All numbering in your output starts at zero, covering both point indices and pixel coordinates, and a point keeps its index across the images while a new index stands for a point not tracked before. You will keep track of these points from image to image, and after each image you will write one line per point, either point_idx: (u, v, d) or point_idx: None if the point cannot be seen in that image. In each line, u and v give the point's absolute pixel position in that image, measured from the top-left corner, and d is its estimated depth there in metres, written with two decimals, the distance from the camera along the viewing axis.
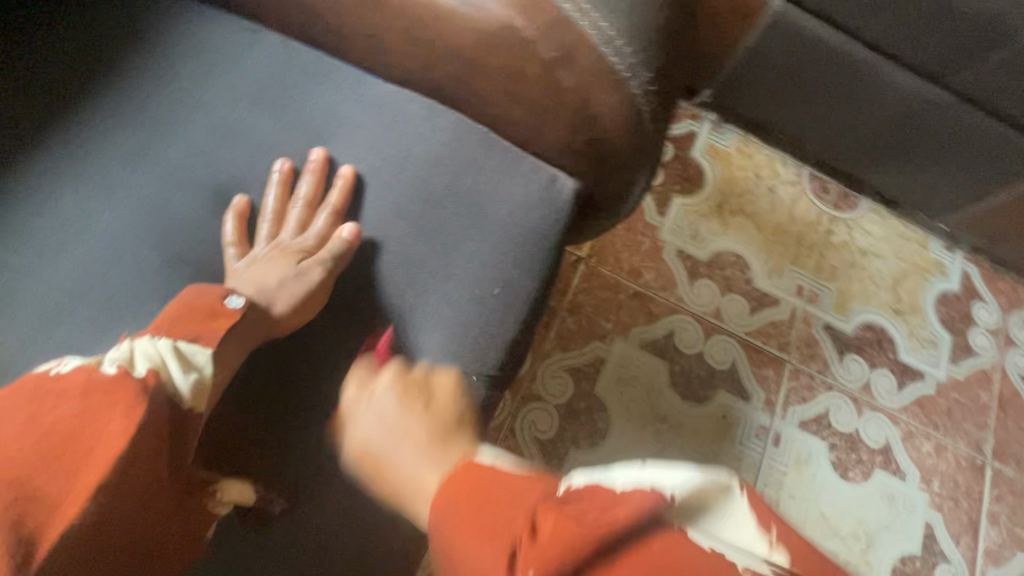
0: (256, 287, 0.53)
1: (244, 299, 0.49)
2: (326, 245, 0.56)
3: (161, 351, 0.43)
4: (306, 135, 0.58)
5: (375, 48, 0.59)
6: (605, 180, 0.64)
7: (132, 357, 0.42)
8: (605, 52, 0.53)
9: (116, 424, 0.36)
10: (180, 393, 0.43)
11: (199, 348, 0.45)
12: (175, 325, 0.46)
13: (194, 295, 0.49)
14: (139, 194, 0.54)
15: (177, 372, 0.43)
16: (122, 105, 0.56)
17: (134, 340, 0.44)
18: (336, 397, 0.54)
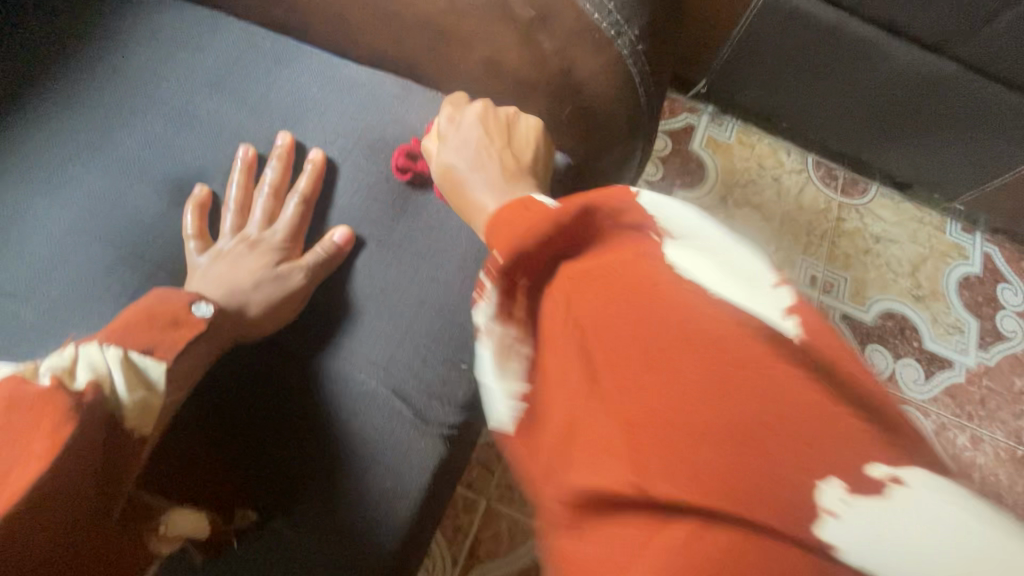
0: (219, 284, 0.49)
1: (211, 306, 0.44)
2: (312, 251, 0.51)
3: (108, 360, 0.37)
4: (272, 121, 0.54)
5: (341, 27, 0.56)
6: (598, 156, 0.59)
7: (72, 366, 0.36)
8: (589, 8, 0.49)
9: (39, 446, 0.30)
10: (126, 410, 0.38)
11: (153, 361, 0.40)
12: (130, 332, 0.40)
13: (156, 300, 0.43)
14: (92, 190, 0.50)
15: (122, 386, 0.38)
16: (73, 97, 0.53)
17: (79, 346, 0.38)
18: (309, 399, 0.48)
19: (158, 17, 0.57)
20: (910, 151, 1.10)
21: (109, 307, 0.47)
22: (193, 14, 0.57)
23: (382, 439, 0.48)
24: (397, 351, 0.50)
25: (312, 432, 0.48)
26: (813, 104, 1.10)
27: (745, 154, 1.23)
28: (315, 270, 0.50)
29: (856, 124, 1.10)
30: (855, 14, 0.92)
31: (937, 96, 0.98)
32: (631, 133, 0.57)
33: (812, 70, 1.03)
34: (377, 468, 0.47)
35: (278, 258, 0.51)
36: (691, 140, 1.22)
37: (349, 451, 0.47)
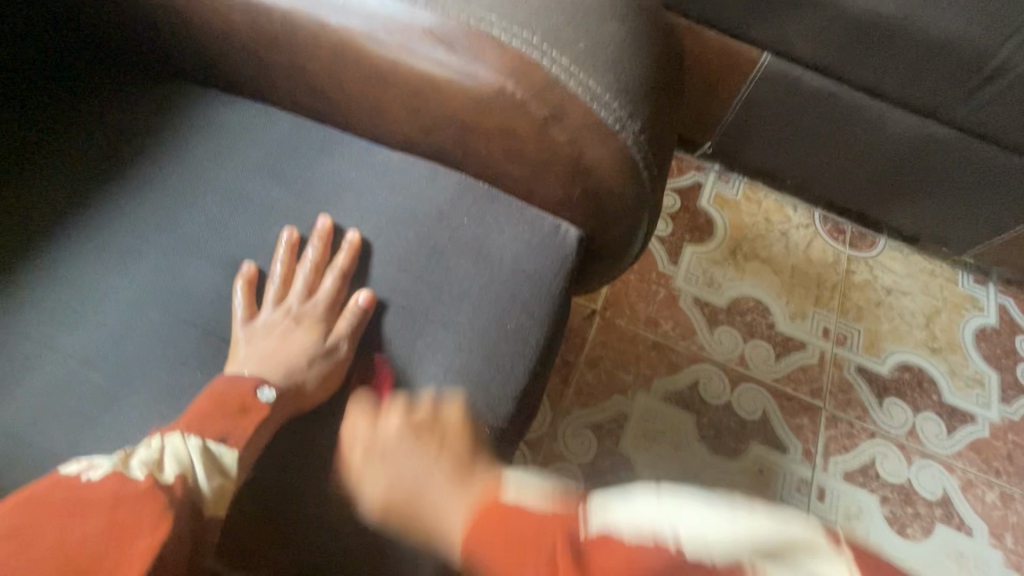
0: (273, 363, 0.53)
1: (273, 392, 0.50)
2: (346, 317, 0.57)
3: (190, 453, 0.44)
4: (316, 203, 0.62)
5: (379, 120, 0.63)
6: (608, 228, 0.65)
7: (161, 459, 0.43)
8: (596, 107, 0.56)
9: (142, 545, 0.37)
10: (204, 496, 0.43)
11: (226, 448, 0.46)
12: (207, 420, 0.47)
13: (225, 384, 0.50)
14: (155, 264, 0.56)
15: (202, 474, 0.44)
16: (141, 181, 0.60)
17: (165, 437, 0.45)
18: (348, 456, 0.53)
19: (218, 111, 0.65)
20: (916, 206, 1.14)
21: (169, 371, 0.52)
22: (248, 111, 0.66)
23: None
24: None
25: (348, 487, 0.52)
26: (815, 165, 1.16)
27: (752, 210, 1.28)
28: (355, 335, 0.56)
29: (860, 183, 1.15)
30: (850, 83, 0.99)
31: (943, 151, 1.02)
32: (635, 211, 0.63)
33: (810, 134, 1.10)
34: None
35: (315, 325, 0.56)
36: (699, 198, 1.29)
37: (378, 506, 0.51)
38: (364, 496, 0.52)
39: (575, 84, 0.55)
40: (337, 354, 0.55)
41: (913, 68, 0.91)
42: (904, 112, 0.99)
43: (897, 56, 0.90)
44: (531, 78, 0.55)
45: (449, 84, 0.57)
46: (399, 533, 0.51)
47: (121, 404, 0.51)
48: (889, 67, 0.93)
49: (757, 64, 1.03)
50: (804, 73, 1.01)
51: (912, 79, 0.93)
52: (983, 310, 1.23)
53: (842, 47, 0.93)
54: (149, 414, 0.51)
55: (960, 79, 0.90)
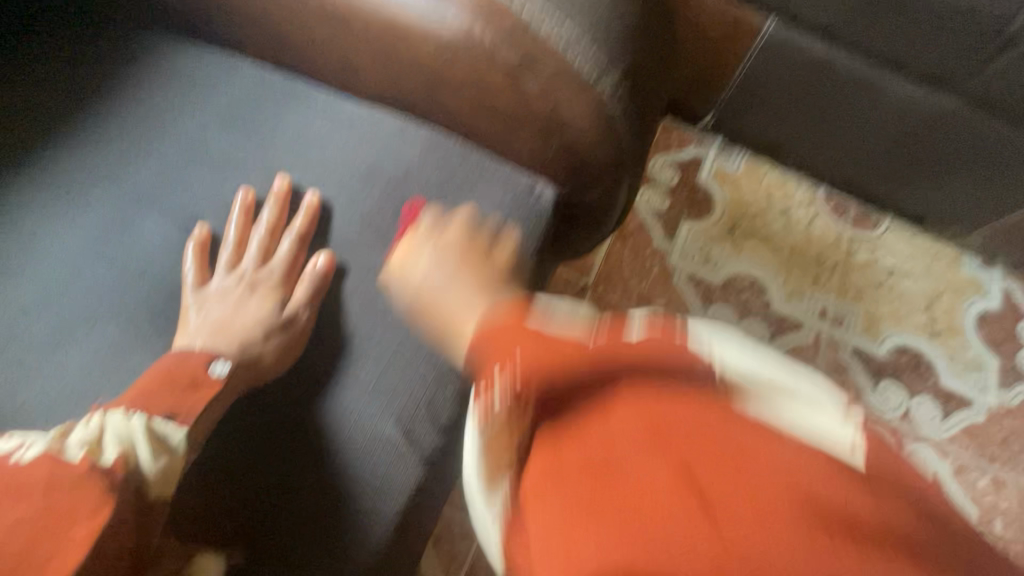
0: (227, 334, 0.51)
1: (228, 366, 0.47)
2: (303, 283, 0.53)
3: (132, 431, 0.40)
4: (278, 155, 0.58)
5: (345, 69, 0.59)
6: (587, 191, 0.62)
7: (100, 438, 0.39)
8: (571, 55, 0.52)
9: (79, 530, 0.33)
10: (148, 479, 0.39)
11: (174, 427, 0.42)
12: (153, 397, 0.43)
13: (174, 361, 0.47)
14: (108, 215, 0.54)
15: (146, 455, 0.40)
16: (95, 129, 0.57)
17: (106, 416, 0.41)
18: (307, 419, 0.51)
19: (176, 56, 0.61)
20: (923, 184, 1.10)
21: (118, 323, 0.50)
22: (209, 55, 0.62)
23: (368, 457, 0.50)
24: (388, 373, 0.52)
25: (309, 451, 0.50)
26: (818, 138, 1.12)
27: (753, 186, 1.24)
28: (313, 301, 0.53)
29: (867, 158, 1.10)
30: (852, 51, 0.93)
31: (952, 125, 0.96)
32: (616, 171, 0.59)
33: (813, 105, 1.05)
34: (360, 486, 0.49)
35: (273, 293, 0.53)
36: (699, 172, 1.24)
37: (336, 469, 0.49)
38: (322, 460, 0.49)
39: (548, 27, 0.52)
40: (295, 325, 0.52)
41: (922, 37, 0.84)
42: (909, 83, 0.94)
43: (904, 24, 0.84)
44: (500, 21, 0.52)
45: (415, 29, 0.53)
46: (361, 496, 0.49)
47: (68, 356, 0.49)
48: (897, 36, 0.86)
49: (760, 30, 0.97)
50: (806, 40, 0.95)
51: (920, 49, 0.86)
52: (987, 294, 1.18)
53: (845, 12, 0.87)
54: (95, 367, 0.49)
55: (969, 50, 0.83)
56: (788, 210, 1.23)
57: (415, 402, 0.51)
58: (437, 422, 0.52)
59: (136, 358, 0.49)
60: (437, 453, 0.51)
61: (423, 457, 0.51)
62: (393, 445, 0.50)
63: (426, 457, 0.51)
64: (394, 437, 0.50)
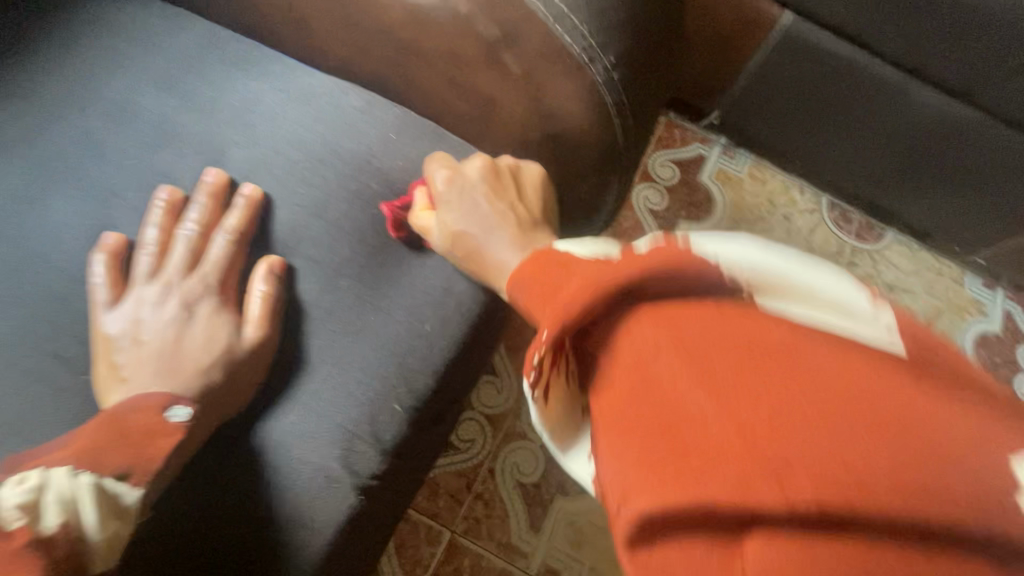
0: (157, 370, 0.41)
1: (191, 411, 0.39)
2: (253, 299, 0.45)
3: (77, 495, 0.34)
4: (222, 126, 0.51)
5: (307, 34, 0.53)
6: (573, 187, 0.55)
7: (39, 501, 0.33)
8: (559, 31, 0.45)
9: None
10: (92, 550, 0.34)
11: (128, 487, 0.36)
12: (102, 451, 0.36)
13: (127, 406, 0.39)
14: (9, 188, 0.45)
15: (93, 524, 0.34)
16: (8, 86, 0.49)
17: (45, 471, 0.34)
18: (231, 443, 0.43)
19: (113, 6, 0.53)
20: (936, 199, 1.03)
21: (5, 314, 0.42)
22: (153, 10, 0.54)
23: (306, 495, 0.42)
24: (326, 385, 0.45)
25: (243, 489, 0.42)
26: (825, 142, 1.05)
27: (755, 189, 1.18)
28: (269, 320, 0.45)
29: (882, 167, 1.03)
30: (879, 54, 0.85)
31: (996, 134, 0.86)
32: (604, 169, 0.53)
33: (825, 106, 0.98)
34: (300, 529, 0.42)
35: (214, 311, 0.44)
36: (701, 171, 1.17)
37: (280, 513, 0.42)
38: (246, 490, 0.42)
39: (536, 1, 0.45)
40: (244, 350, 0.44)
41: (948, 45, 0.77)
42: (941, 93, 0.85)
43: (929, 26, 0.76)
44: None
45: None
46: (292, 532, 0.42)
47: None
48: (926, 40, 0.78)
49: (775, 23, 0.90)
50: (825, 37, 0.88)
51: (947, 57, 0.79)
52: (987, 316, 1.14)
53: (869, 9, 0.79)
54: None
55: (998, 62, 0.75)
56: (791, 216, 1.17)
57: (355, 419, 0.44)
58: (378, 443, 0.44)
59: (22, 356, 0.41)
60: (377, 481, 0.44)
61: (360, 487, 0.43)
62: (326, 474, 0.43)
63: (362, 488, 0.44)
64: (330, 466, 0.43)
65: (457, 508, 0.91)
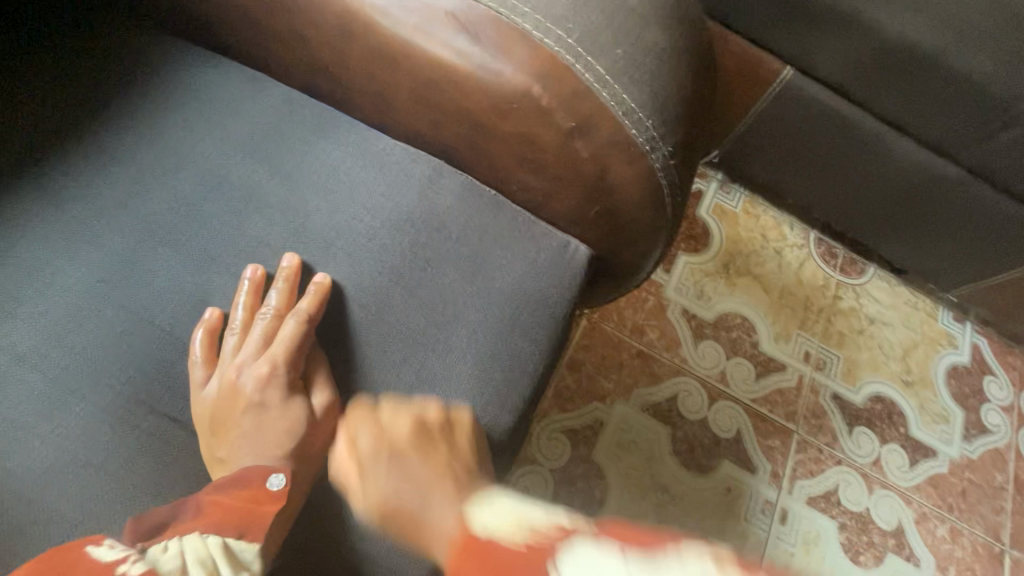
0: (253, 445, 0.45)
1: (288, 478, 0.43)
2: (315, 388, 0.48)
3: (212, 553, 0.39)
4: (303, 190, 0.53)
5: (383, 106, 0.55)
6: (620, 250, 0.60)
7: (184, 565, 0.38)
8: (626, 125, 0.50)
9: None
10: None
11: (247, 544, 0.41)
12: (225, 516, 0.41)
13: (229, 483, 0.43)
14: (111, 252, 0.48)
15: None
16: (105, 152, 0.51)
17: (183, 538, 0.39)
18: (326, 499, 0.47)
19: (200, 71, 0.56)
20: (918, 246, 1.08)
21: (115, 378, 0.45)
22: (236, 75, 0.56)
23: (393, 546, 0.46)
24: None
25: (335, 546, 0.46)
26: (816, 188, 1.09)
27: (750, 224, 1.19)
28: (332, 406, 0.48)
29: (866, 218, 1.08)
30: (871, 112, 0.90)
31: (980, 187, 0.91)
32: (653, 234, 0.58)
33: (818, 155, 1.01)
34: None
35: (288, 392, 0.47)
36: (699, 207, 1.19)
37: (366, 565, 0.45)
38: (341, 541, 0.46)
39: (608, 96, 0.49)
40: (325, 418, 0.48)
41: (937, 104, 0.82)
42: (918, 146, 0.91)
43: (926, 88, 0.81)
44: (558, 84, 0.49)
45: (467, 77, 0.50)
46: None
47: (62, 413, 0.44)
48: (917, 97, 0.83)
49: (777, 77, 0.93)
50: (821, 92, 0.92)
51: (932, 115, 0.85)
52: (957, 347, 1.18)
53: (863, 69, 0.84)
54: (93, 428, 0.44)
55: (990, 120, 0.81)
56: (781, 250, 1.19)
57: None
58: None
59: (137, 419, 0.44)
60: None
61: None
62: None
63: None
64: None
65: None
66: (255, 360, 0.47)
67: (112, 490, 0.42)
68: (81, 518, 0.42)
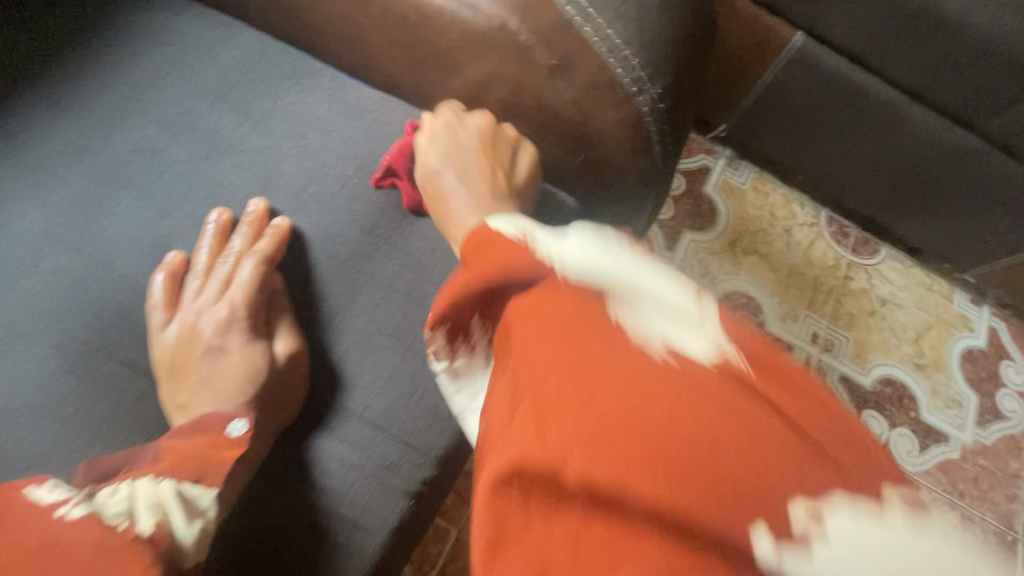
0: (211, 391, 0.43)
1: (250, 422, 0.41)
2: (280, 336, 0.46)
3: (164, 496, 0.37)
4: (272, 137, 0.51)
5: (358, 50, 0.53)
6: (607, 206, 0.57)
7: (132, 508, 0.36)
8: (611, 62, 0.47)
9: None
10: (184, 547, 0.37)
11: (203, 490, 0.38)
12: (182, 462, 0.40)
13: (179, 436, 0.40)
14: (72, 196, 0.47)
15: (181, 522, 0.37)
16: (67, 94, 0.50)
17: (134, 481, 0.37)
18: (293, 451, 0.45)
19: (168, 14, 0.54)
20: (936, 223, 1.02)
21: (73, 323, 0.44)
22: (205, 19, 0.54)
23: (362, 499, 0.44)
24: (380, 392, 0.47)
25: (301, 497, 0.44)
26: (826, 161, 1.04)
27: (757, 203, 1.15)
28: (297, 355, 0.46)
29: (880, 194, 1.03)
30: (883, 77, 0.85)
31: (1002, 159, 0.85)
32: (643, 189, 0.54)
33: (827, 127, 0.97)
34: (356, 531, 0.44)
35: (250, 337, 0.45)
36: (705, 181, 1.15)
37: (333, 517, 0.44)
38: (305, 492, 0.44)
39: (590, 31, 0.46)
40: (291, 365, 0.45)
41: (951, 68, 0.77)
42: (935, 115, 0.85)
43: (939, 52, 0.76)
44: (537, 19, 0.46)
45: (441, 14, 0.47)
46: (350, 533, 0.44)
47: (18, 355, 0.42)
48: (930, 62, 0.78)
49: (789, 42, 0.88)
50: (831, 57, 0.87)
51: (947, 80, 0.79)
52: (974, 332, 1.13)
53: (871, 31, 0.79)
54: (49, 371, 0.42)
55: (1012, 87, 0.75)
56: (789, 229, 1.14)
57: (410, 425, 0.46)
58: (429, 453, 0.46)
59: (95, 363, 0.43)
60: (426, 486, 0.46)
61: (412, 493, 0.45)
62: (381, 480, 0.45)
63: (414, 493, 0.45)
64: (382, 472, 0.45)
65: (463, 506, 0.85)
66: (215, 305, 0.45)
67: (68, 434, 0.41)
68: (35, 462, 0.41)
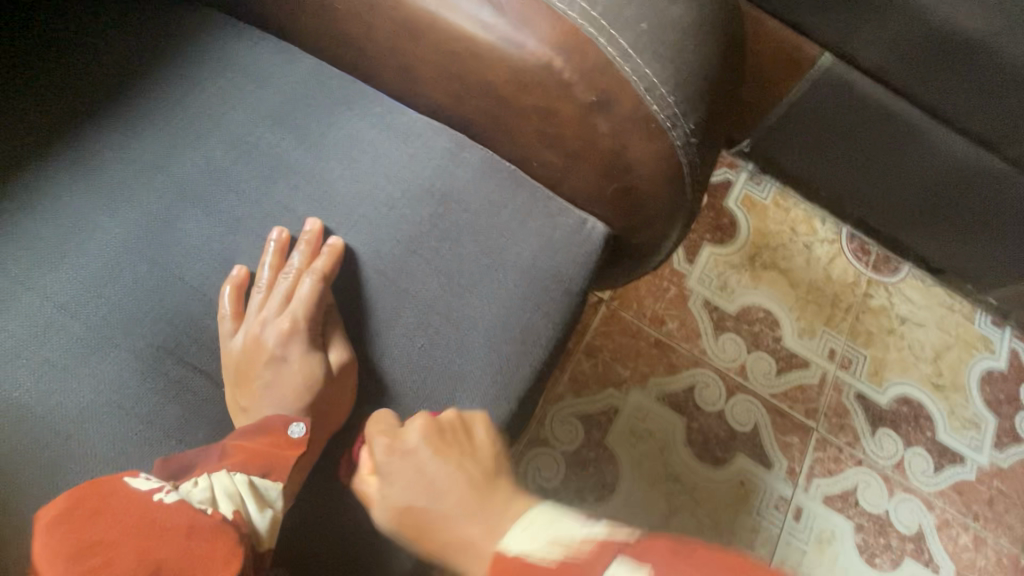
0: (274, 395, 0.48)
1: (307, 426, 0.45)
2: (333, 348, 0.50)
3: (239, 487, 0.41)
4: (327, 160, 0.55)
5: (408, 79, 0.56)
6: (637, 231, 0.60)
7: (213, 496, 0.40)
8: (648, 100, 0.50)
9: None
10: (259, 532, 0.41)
11: (271, 482, 0.43)
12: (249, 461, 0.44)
13: (246, 432, 0.45)
14: (148, 213, 0.51)
15: (255, 510, 0.41)
16: (140, 117, 0.54)
17: (211, 474, 0.42)
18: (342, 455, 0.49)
19: (233, 42, 0.58)
20: (959, 246, 1.03)
21: (148, 330, 0.48)
22: (266, 46, 0.58)
23: None
24: (422, 405, 0.50)
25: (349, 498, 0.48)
26: (850, 179, 1.05)
27: (779, 217, 1.17)
28: (347, 365, 0.49)
29: (904, 214, 1.04)
30: (911, 100, 0.86)
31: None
32: (672, 216, 0.57)
33: (852, 147, 0.98)
34: None
35: (308, 347, 0.49)
36: (727, 196, 1.17)
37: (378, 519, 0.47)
38: (352, 494, 0.48)
39: (630, 71, 0.49)
40: (342, 374, 0.49)
41: (979, 96, 0.78)
42: (962, 141, 0.86)
43: (968, 78, 0.77)
44: (581, 57, 0.49)
45: (490, 51, 0.50)
46: (393, 534, 0.47)
47: (100, 358, 0.47)
48: (960, 87, 0.79)
49: (815, 64, 0.90)
50: (860, 78, 0.88)
51: (978, 105, 0.79)
52: (993, 353, 1.13)
53: (901, 54, 0.80)
54: (127, 374, 0.47)
55: None
56: (811, 244, 1.16)
57: None
58: None
59: (168, 367, 0.47)
60: None
61: None
62: None
63: None
64: None
65: None
66: (277, 317, 0.50)
67: (144, 432, 0.45)
68: (113, 457, 0.45)
